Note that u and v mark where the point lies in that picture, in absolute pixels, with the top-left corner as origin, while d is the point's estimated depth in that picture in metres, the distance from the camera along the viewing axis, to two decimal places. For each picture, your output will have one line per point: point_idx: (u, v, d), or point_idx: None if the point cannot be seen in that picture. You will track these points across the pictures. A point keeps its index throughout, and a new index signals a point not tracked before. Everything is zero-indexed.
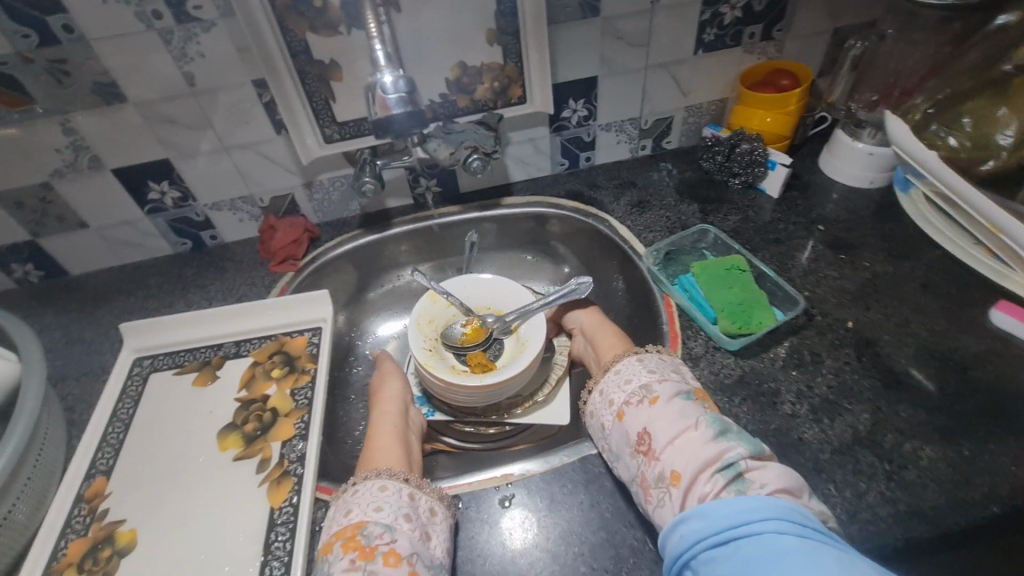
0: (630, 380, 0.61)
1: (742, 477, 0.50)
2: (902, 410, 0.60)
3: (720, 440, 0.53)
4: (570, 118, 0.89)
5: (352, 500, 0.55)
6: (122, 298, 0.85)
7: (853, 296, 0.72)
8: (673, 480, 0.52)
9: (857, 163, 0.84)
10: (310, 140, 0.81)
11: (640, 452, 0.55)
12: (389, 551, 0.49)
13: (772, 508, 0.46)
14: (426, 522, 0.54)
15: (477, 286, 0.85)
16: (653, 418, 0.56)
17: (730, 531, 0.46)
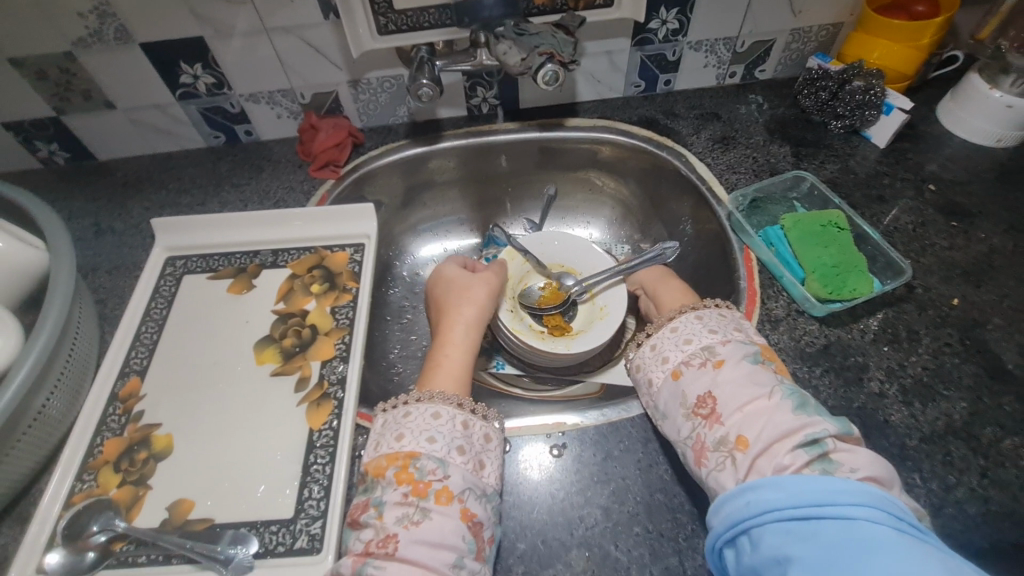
0: (690, 339, 0.54)
1: (829, 457, 0.43)
2: (1007, 403, 0.54)
3: (799, 413, 0.46)
4: (658, 30, 0.77)
5: (403, 423, 0.50)
6: (154, 189, 0.79)
7: (963, 271, 0.63)
8: (739, 446, 0.46)
9: (989, 116, 0.73)
10: (362, 30, 0.69)
11: (700, 414, 0.49)
12: (443, 490, 0.46)
13: (864, 492, 0.40)
14: (479, 450, 0.50)
15: (553, 240, 0.80)
16: (718, 381, 0.49)
17: (811, 508, 0.40)
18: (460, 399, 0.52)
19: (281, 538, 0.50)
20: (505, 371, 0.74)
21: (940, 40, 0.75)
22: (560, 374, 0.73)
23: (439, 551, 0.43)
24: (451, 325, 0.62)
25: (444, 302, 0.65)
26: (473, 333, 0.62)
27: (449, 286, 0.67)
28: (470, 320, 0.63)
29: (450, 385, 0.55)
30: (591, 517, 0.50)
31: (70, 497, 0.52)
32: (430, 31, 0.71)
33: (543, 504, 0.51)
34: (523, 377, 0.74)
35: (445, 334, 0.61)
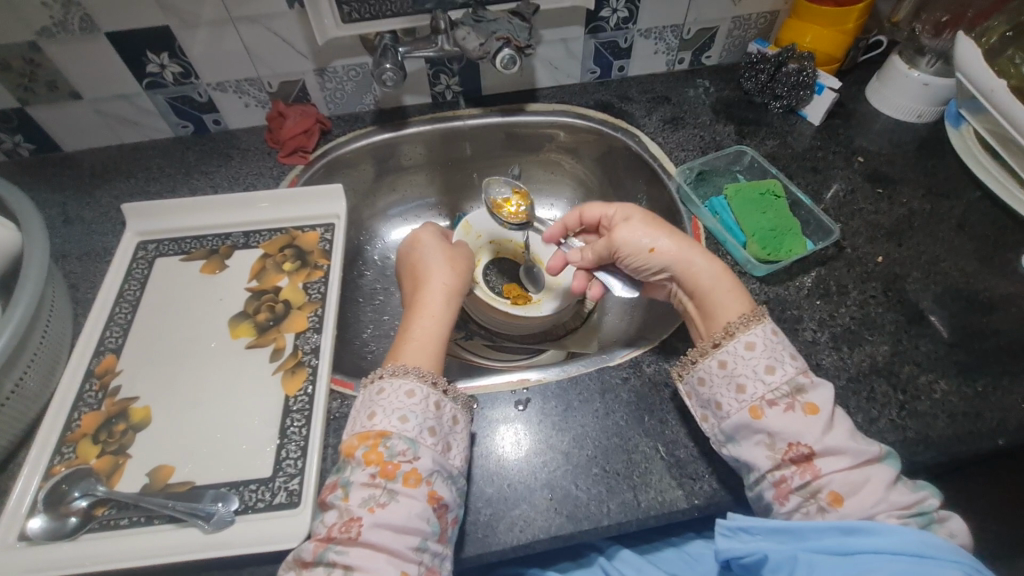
0: (772, 368, 0.49)
1: (930, 524, 0.44)
2: (922, 344, 0.60)
3: (900, 483, 0.46)
4: (609, 18, 0.82)
5: (376, 401, 0.50)
6: (122, 179, 0.80)
7: (886, 232, 0.70)
8: (832, 501, 0.45)
9: (908, 94, 0.80)
10: (327, 18, 0.72)
11: (795, 462, 0.46)
12: (410, 472, 0.47)
13: (956, 552, 0.41)
14: (448, 432, 0.50)
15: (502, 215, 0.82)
16: (821, 435, 0.46)
17: (915, 560, 0.41)
18: (434, 377, 0.52)
19: (260, 495, 0.52)
20: (472, 342, 0.77)
21: (864, 24, 0.82)
22: (525, 343, 0.77)
23: (404, 535, 0.44)
24: (430, 292, 0.62)
25: (421, 267, 0.66)
26: (451, 299, 0.63)
27: (427, 254, 0.68)
28: (447, 284, 0.64)
29: (425, 360, 0.54)
30: (553, 462, 0.54)
31: (50, 468, 0.54)
32: (390, 19, 0.74)
33: (509, 454, 0.54)
34: (490, 347, 0.77)
35: (423, 301, 0.62)
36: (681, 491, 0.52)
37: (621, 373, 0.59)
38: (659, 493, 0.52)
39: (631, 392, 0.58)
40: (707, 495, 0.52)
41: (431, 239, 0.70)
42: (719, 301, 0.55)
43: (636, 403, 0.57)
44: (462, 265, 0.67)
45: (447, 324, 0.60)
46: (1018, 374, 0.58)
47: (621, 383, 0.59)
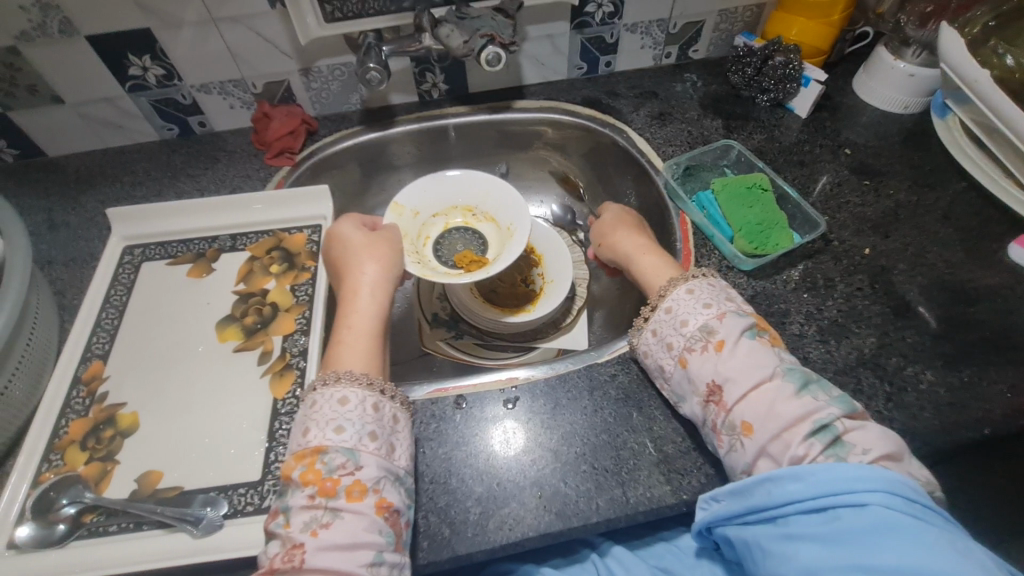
0: (686, 320, 0.55)
1: (841, 440, 0.46)
2: (909, 336, 0.61)
3: (803, 396, 0.48)
4: (595, 14, 0.81)
5: (309, 416, 0.48)
6: (107, 183, 0.80)
7: (873, 224, 0.70)
8: (745, 432, 0.48)
9: (894, 85, 0.80)
10: (309, 17, 0.71)
11: (711, 402, 0.51)
12: (353, 483, 0.45)
13: (883, 479, 0.42)
14: (389, 433, 0.50)
15: (435, 186, 0.74)
16: (723, 367, 0.51)
17: (830, 498, 0.42)
18: (369, 379, 0.51)
19: (249, 499, 0.52)
20: (462, 341, 0.77)
21: (850, 16, 0.82)
22: (516, 342, 0.77)
23: (354, 552, 0.43)
24: (354, 289, 0.58)
25: (341, 264, 0.60)
26: (378, 293, 0.58)
27: (345, 249, 0.61)
28: (376, 278, 0.59)
29: (359, 363, 0.53)
30: (542, 461, 0.54)
31: (38, 476, 0.54)
32: (373, 17, 0.73)
33: (498, 450, 0.55)
34: (481, 346, 0.77)
35: (351, 299, 0.57)
36: (670, 487, 0.52)
37: (609, 370, 0.59)
38: (647, 489, 0.52)
39: (619, 389, 0.58)
40: (695, 490, 0.52)
41: (345, 229, 0.62)
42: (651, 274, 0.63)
43: (624, 400, 0.57)
44: (384, 250, 0.61)
45: (380, 319, 0.57)
46: (1003, 364, 0.59)
47: (609, 380, 0.59)
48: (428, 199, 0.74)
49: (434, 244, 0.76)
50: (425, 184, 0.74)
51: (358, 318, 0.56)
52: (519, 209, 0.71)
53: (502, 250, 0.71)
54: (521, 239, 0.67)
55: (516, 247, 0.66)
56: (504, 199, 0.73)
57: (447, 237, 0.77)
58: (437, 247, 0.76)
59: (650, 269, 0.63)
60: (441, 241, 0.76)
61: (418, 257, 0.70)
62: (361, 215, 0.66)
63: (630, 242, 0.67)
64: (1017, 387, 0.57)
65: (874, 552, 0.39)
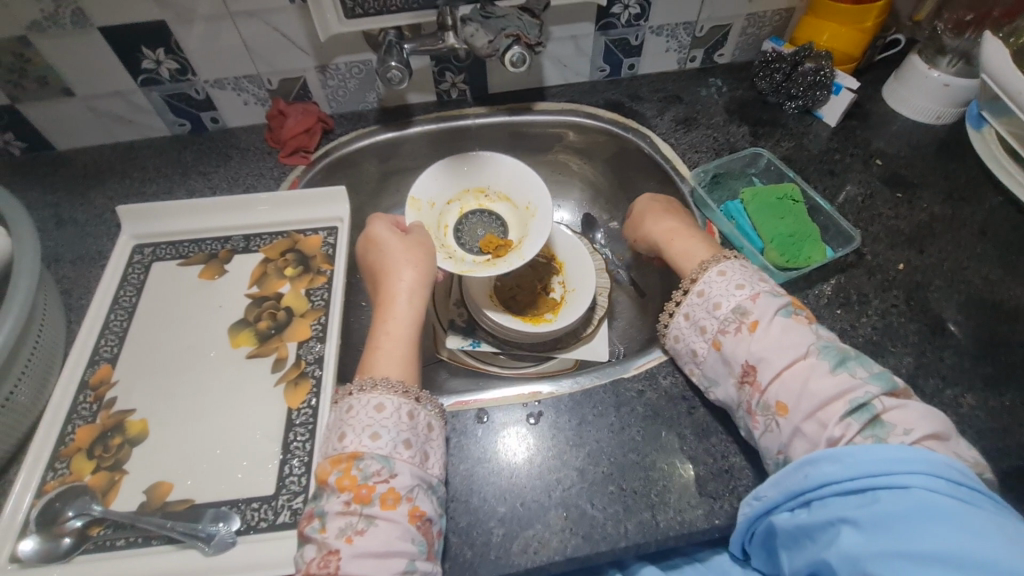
0: (719, 303, 0.54)
1: (879, 420, 0.45)
2: (947, 357, 0.59)
3: (840, 374, 0.47)
4: (621, 15, 0.79)
5: (345, 421, 0.47)
6: (117, 179, 0.78)
7: (907, 238, 0.68)
8: (780, 412, 0.48)
9: (928, 95, 0.77)
10: (329, 13, 0.69)
11: (745, 383, 0.50)
12: (388, 492, 0.44)
13: (925, 461, 0.40)
14: (424, 441, 0.48)
15: (446, 172, 0.75)
16: (755, 347, 0.50)
17: (870, 480, 0.41)
18: (405, 386, 0.50)
19: (263, 514, 0.50)
20: (480, 349, 0.75)
21: (884, 23, 0.79)
22: (535, 351, 0.75)
23: (388, 560, 0.42)
24: (393, 294, 0.58)
25: (380, 267, 0.60)
26: (415, 300, 0.58)
27: (383, 252, 0.61)
28: (414, 282, 0.59)
29: (395, 370, 0.51)
30: (568, 479, 0.52)
31: (43, 485, 0.51)
32: (395, 14, 0.71)
33: (520, 469, 0.53)
34: (499, 355, 0.75)
35: (389, 304, 0.57)
36: (701, 510, 0.50)
37: (636, 386, 0.57)
38: (678, 512, 0.50)
39: (647, 406, 0.56)
40: (728, 514, 0.50)
41: (382, 228, 0.62)
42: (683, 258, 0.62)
43: (653, 417, 0.55)
44: (421, 254, 0.61)
45: (417, 325, 0.57)
46: None
47: (637, 396, 0.57)
48: (440, 185, 0.75)
49: (455, 232, 0.76)
50: (435, 172, 0.74)
51: (395, 325, 0.55)
52: (535, 186, 0.73)
53: (527, 229, 0.73)
54: (546, 218, 0.70)
55: (545, 227, 0.69)
56: (518, 176, 0.75)
57: (466, 222, 0.77)
58: (456, 233, 0.76)
59: (682, 253, 0.63)
60: (461, 228, 0.76)
61: (447, 252, 0.71)
62: (391, 215, 0.66)
63: (663, 228, 0.66)
64: None
65: (915, 536, 0.38)
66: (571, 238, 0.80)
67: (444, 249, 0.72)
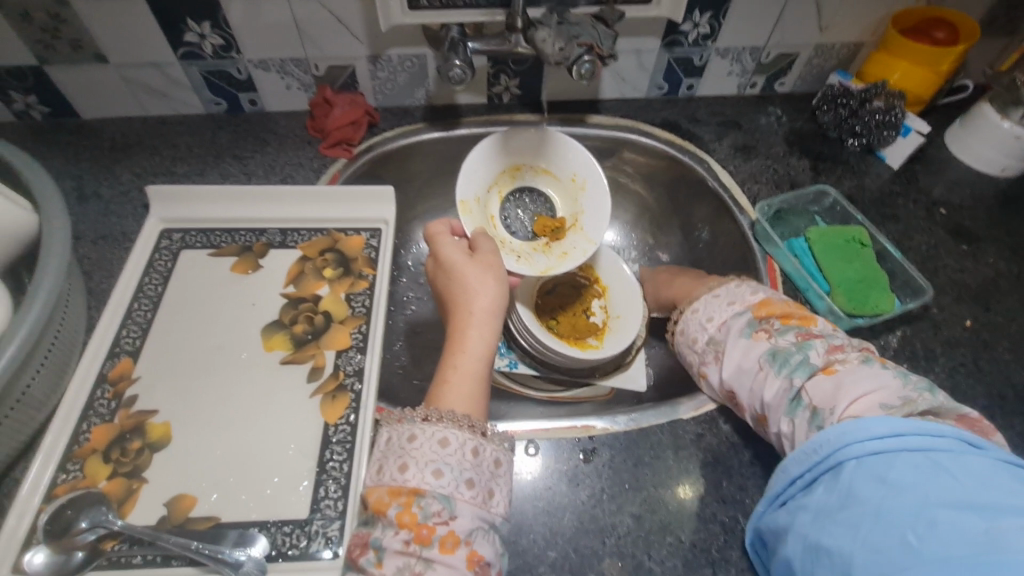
0: (698, 335, 0.56)
1: (815, 410, 0.45)
2: (1017, 424, 0.56)
3: (779, 377, 0.48)
4: (689, 33, 0.76)
5: (408, 451, 0.45)
6: (145, 155, 0.73)
7: (973, 294, 0.66)
8: (760, 421, 0.50)
9: (997, 146, 0.75)
10: (393, 2, 0.65)
11: (733, 405, 0.53)
12: (447, 534, 0.42)
13: (853, 427, 0.40)
14: (488, 479, 0.46)
15: (484, 165, 0.69)
16: (724, 372, 0.52)
17: (819, 465, 0.41)
18: (470, 420, 0.48)
19: (295, 541, 0.46)
20: (517, 371, 0.72)
21: (957, 68, 0.77)
22: (572, 376, 0.71)
23: None
24: (465, 323, 0.55)
25: (451, 294, 0.58)
26: (486, 329, 0.55)
27: (452, 281, 0.58)
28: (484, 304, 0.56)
29: (462, 404, 0.49)
30: (622, 526, 0.48)
31: (52, 489, 0.47)
32: (460, 7, 0.67)
33: (573, 509, 0.49)
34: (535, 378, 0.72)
35: (460, 336, 0.54)
36: None
37: (694, 429, 0.54)
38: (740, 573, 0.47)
39: (706, 451, 0.53)
40: None
41: (450, 254, 0.59)
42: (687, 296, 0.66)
43: (713, 464, 0.52)
44: (490, 278, 0.57)
45: (490, 352, 0.54)
46: None
47: (695, 440, 0.54)
48: (477, 178, 0.68)
49: (503, 222, 0.72)
50: (474, 165, 0.68)
51: (464, 357, 0.52)
52: (580, 159, 0.70)
53: (579, 204, 0.72)
54: (604, 196, 0.69)
55: (604, 202, 0.69)
56: (557, 152, 0.72)
57: (509, 209, 0.73)
58: (505, 222, 0.72)
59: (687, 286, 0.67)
60: (508, 216, 0.73)
61: (514, 253, 0.69)
62: (444, 226, 0.63)
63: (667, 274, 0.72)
64: None
65: (859, 502, 0.37)
66: (615, 261, 0.78)
67: (504, 247, 0.69)
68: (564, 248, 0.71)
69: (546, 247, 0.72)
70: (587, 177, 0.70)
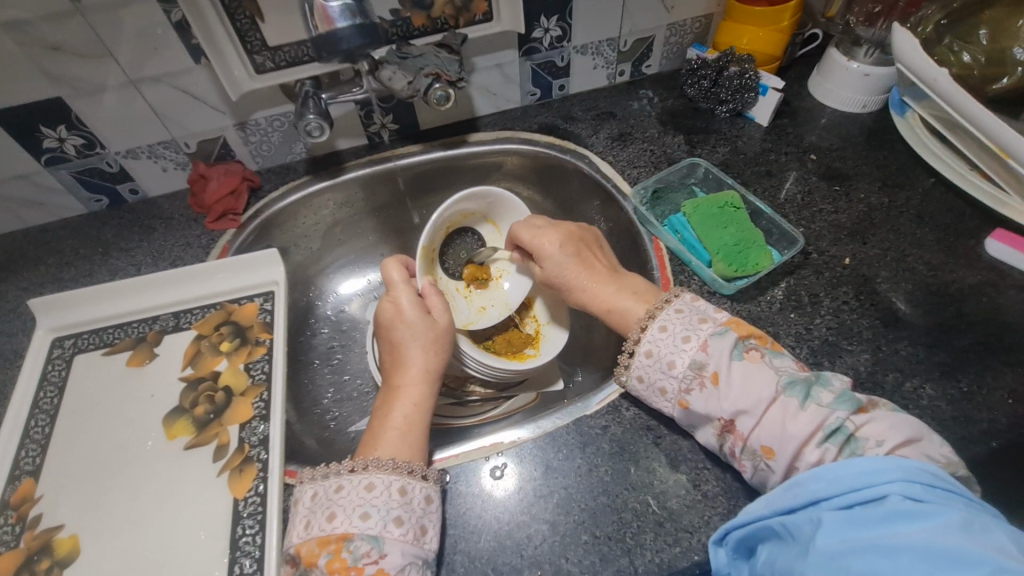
0: (672, 362, 0.50)
1: (853, 438, 0.43)
2: (902, 348, 0.59)
3: (809, 407, 0.44)
4: (542, 39, 0.78)
5: (335, 500, 0.46)
6: (31, 267, 0.73)
7: (849, 232, 0.68)
8: (766, 455, 0.45)
9: (850, 86, 0.78)
10: (237, 70, 0.67)
11: (726, 432, 0.48)
12: (377, 573, 0.43)
13: (900, 467, 0.36)
14: (420, 515, 0.47)
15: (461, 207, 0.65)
16: (726, 400, 0.47)
17: (854, 494, 0.37)
18: (397, 462, 0.48)
19: None
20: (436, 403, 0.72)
21: (799, 20, 0.81)
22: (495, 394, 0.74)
23: None
24: (415, 378, 0.56)
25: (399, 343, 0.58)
26: (433, 384, 0.56)
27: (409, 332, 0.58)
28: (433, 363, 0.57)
29: (400, 449, 0.50)
30: (538, 535, 0.49)
31: None
32: (312, 63, 0.69)
33: (490, 529, 0.50)
34: (456, 407, 0.73)
35: (405, 389, 0.55)
36: (678, 548, 0.48)
37: (599, 422, 0.55)
38: (655, 554, 0.48)
39: (612, 443, 0.54)
40: (706, 549, 0.48)
41: (405, 304, 0.59)
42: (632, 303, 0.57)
43: (619, 454, 0.53)
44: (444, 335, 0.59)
45: (425, 413, 0.54)
46: (999, 367, 0.57)
47: (601, 434, 0.55)
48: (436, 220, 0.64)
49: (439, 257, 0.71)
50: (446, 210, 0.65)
51: (415, 409, 0.54)
52: None
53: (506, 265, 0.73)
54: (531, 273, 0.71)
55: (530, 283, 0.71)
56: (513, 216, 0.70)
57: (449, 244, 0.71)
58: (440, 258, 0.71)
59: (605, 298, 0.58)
60: (444, 253, 0.71)
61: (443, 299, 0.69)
62: (399, 269, 0.61)
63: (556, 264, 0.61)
64: (1017, 391, 0.56)
65: (901, 536, 0.33)
66: None
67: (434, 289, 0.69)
68: (484, 300, 0.73)
69: (468, 291, 0.73)
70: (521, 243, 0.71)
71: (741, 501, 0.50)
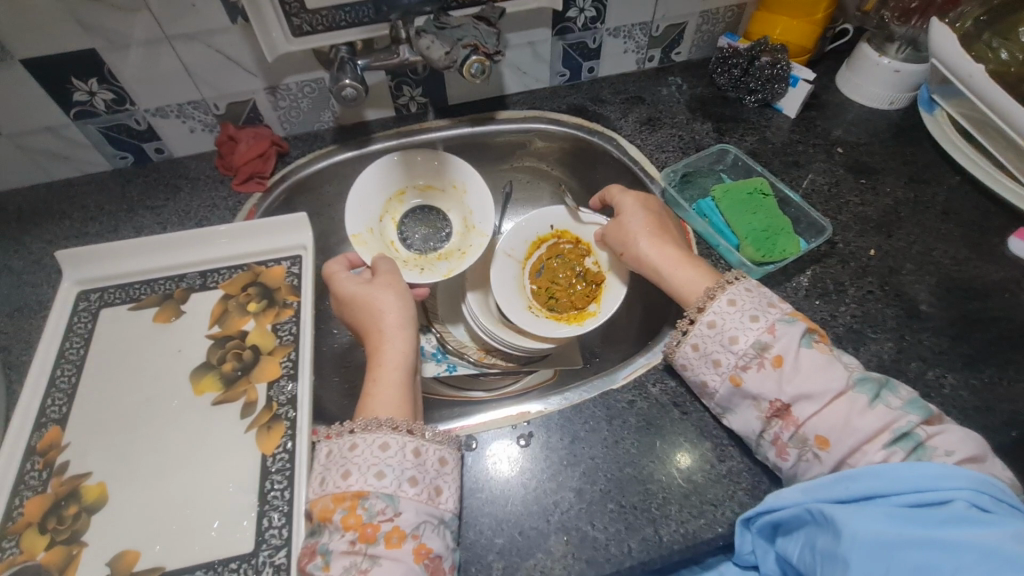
0: (736, 337, 0.50)
1: (922, 445, 0.44)
2: (926, 338, 0.60)
3: (878, 406, 0.46)
4: (576, 19, 0.78)
5: (349, 459, 0.46)
6: (55, 220, 0.72)
7: (875, 224, 0.69)
8: (820, 446, 0.46)
9: (879, 82, 0.78)
10: (275, 32, 0.66)
11: (776, 417, 0.48)
12: (393, 530, 0.44)
13: (966, 475, 0.40)
14: (435, 476, 0.47)
15: (364, 197, 0.72)
16: (790, 384, 0.47)
17: (916, 496, 0.40)
18: (393, 421, 0.48)
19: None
20: (455, 374, 0.74)
21: (832, 14, 0.81)
22: (517, 370, 0.74)
23: None
24: (378, 342, 0.57)
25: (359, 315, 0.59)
26: (399, 340, 0.57)
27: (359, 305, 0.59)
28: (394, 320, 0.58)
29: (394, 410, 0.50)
30: (565, 502, 0.50)
31: None
32: (348, 30, 0.68)
33: (517, 495, 0.51)
34: (478, 380, 0.74)
35: (378, 353, 0.56)
36: (704, 520, 0.49)
37: (626, 397, 0.56)
38: (680, 525, 0.49)
39: (639, 417, 0.55)
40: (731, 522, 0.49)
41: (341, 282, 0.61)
42: (683, 277, 0.58)
43: (646, 427, 0.54)
44: (391, 293, 0.60)
45: (406, 365, 0.55)
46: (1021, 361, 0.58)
47: (628, 407, 0.55)
48: (362, 211, 0.72)
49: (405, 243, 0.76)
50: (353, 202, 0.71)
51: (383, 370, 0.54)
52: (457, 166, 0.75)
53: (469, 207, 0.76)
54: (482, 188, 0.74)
55: (485, 194, 0.74)
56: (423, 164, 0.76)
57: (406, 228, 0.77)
58: (404, 242, 0.76)
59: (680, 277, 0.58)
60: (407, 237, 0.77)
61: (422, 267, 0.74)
62: (338, 263, 0.65)
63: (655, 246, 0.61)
64: None
65: (963, 539, 0.37)
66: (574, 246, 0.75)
67: (409, 265, 0.74)
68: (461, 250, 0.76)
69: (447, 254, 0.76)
70: (466, 179, 0.75)
71: (765, 477, 0.51)
